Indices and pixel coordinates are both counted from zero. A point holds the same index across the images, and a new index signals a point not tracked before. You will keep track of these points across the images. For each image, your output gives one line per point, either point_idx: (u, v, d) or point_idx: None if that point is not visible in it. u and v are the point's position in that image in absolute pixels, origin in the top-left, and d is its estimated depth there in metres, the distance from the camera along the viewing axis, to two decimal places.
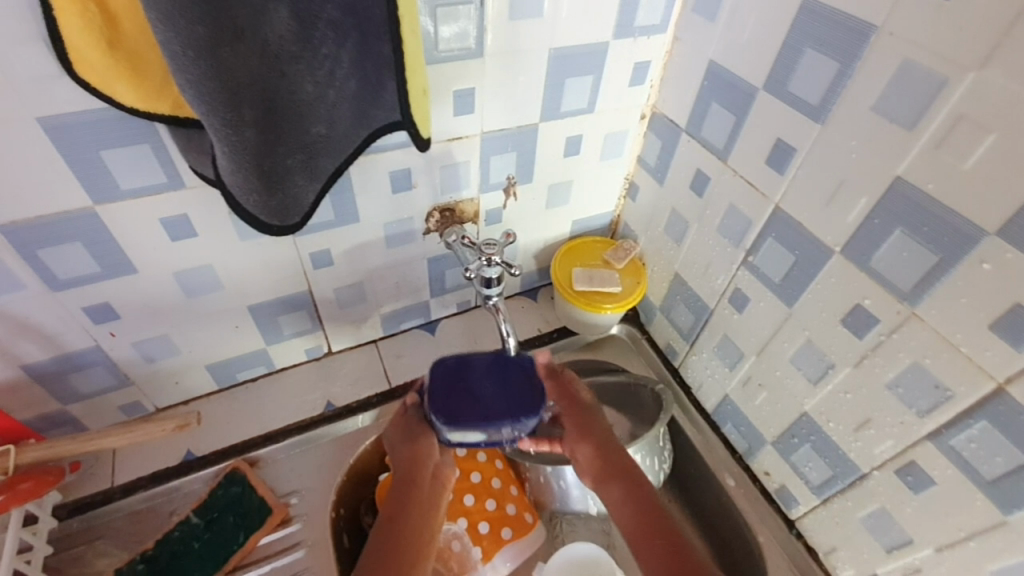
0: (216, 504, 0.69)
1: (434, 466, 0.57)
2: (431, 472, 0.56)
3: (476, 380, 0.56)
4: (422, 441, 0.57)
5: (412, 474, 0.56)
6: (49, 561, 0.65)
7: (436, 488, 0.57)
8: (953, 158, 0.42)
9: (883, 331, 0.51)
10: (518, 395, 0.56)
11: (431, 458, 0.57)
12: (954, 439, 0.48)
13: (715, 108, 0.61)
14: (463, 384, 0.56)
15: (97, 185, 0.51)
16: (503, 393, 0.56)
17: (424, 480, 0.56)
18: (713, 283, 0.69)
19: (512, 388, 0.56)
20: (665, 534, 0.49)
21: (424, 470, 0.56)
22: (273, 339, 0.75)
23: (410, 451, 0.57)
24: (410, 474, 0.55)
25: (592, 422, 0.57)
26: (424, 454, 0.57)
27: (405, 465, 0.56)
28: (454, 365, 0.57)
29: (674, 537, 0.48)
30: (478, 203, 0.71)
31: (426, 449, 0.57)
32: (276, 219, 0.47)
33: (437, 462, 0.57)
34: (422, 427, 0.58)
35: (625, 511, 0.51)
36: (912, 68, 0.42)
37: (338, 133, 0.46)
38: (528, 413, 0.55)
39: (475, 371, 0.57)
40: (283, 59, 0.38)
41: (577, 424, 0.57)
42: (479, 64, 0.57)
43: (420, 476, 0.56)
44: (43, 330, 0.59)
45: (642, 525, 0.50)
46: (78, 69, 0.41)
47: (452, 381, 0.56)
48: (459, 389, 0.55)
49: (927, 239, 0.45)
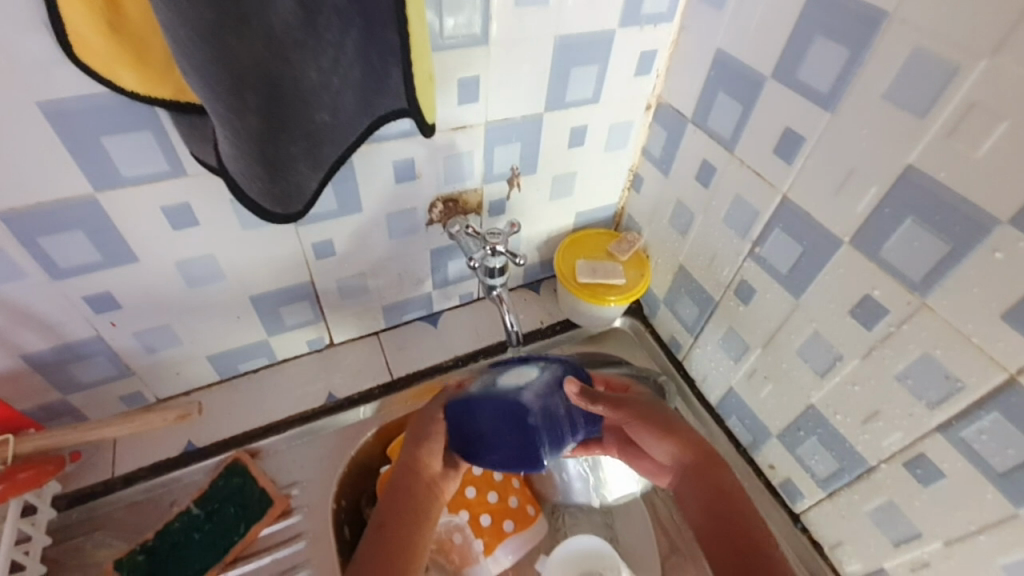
0: (217, 495, 0.69)
1: (434, 475, 0.59)
2: (427, 481, 0.58)
3: (480, 424, 0.61)
4: (426, 450, 0.59)
5: (412, 481, 0.58)
6: (49, 552, 0.64)
7: (434, 498, 0.58)
8: (966, 144, 0.41)
9: (892, 322, 0.50)
10: (519, 444, 0.61)
11: (431, 469, 0.59)
12: (965, 431, 0.48)
13: (722, 97, 0.60)
14: (468, 429, 0.61)
15: (99, 172, 0.51)
16: (504, 437, 0.61)
17: (419, 488, 0.57)
18: (718, 275, 0.69)
19: (514, 431, 0.61)
20: (739, 530, 0.48)
21: (420, 478, 0.58)
22: (275, 330, 0.74)
23: (411, 459, 0.59)
24: (410, 484, 0.57)
25: (658, 417, 0.58)
26: (425, 464, 0.59)
27: (403, 473, 0.58)
28: (459, 409, 0.61)
29: (746, 534, 0.48)
30: (481, 193, 0.71)
31: (428, 459, 0.59)
32: (278, 207, 0.47)
33: (434, 472, 0.59)
34: (426, 437, 0.60)
35: (695, 507, 0.52)
36: (924, 55, 0.42)
37: (343, 121, 0.45)
38: (530, 459, 0.62)
39: (480, 410, 0.61)
40: (286, 45, 0.37)
41: (651, 424, 0.57)
42: (484, 51, 0.56)
43: (420, 486, 0.58)
44: (43, 319, 0.58)
45: (714, 522, 0.50)
46: (79, 53, 0.40)
47: (457, 424, 0.61)
48: (465, 434, 0.61)
49: (939, 227, 0.45)
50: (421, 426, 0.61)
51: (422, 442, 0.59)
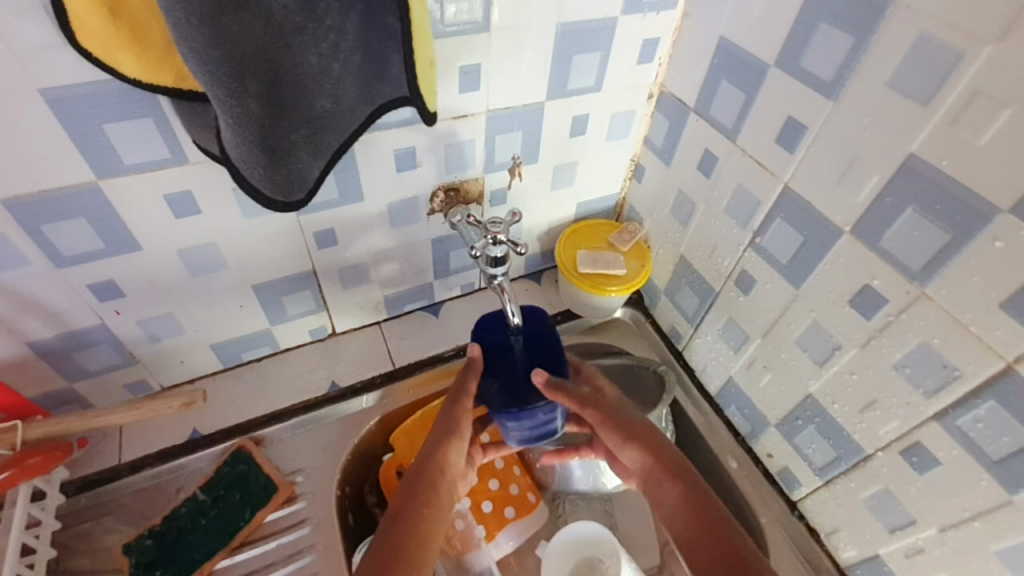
0: (222, 481, 0.69)
1: (452, 472, 0.61)
2: (445, 477, 0.59)
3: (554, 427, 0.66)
4: (450, 445, 0.61)
5: (434, 475, 0.59)
6: (60, 537, 0.66)
7: (450, 493, 0.60)
8: (968, 133, 0.41)
9: (891, 311, 0.51)
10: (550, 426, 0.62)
11: (452, 466, 0.60)
12: (960, 419, 0.48)
13: (724, 85, 0.60)
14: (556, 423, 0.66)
15: (101, 160, 0.51)
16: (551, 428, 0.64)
17: (440, 482, 0.58)
18: (719, 265, 0.69)
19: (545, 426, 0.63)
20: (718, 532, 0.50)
21: (441, 474, 0.59)
22: (278, 319, 0.75)
23: (436, 455, 0.59)
24: (432, 477, 0.58)
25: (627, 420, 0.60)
26: (447, 459, 0.60)
27: (428, 465, 0.59)
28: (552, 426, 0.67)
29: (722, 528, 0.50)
30: (482, 182, 0.71)
31: (449, 455, 0.60)
32: (281, 195, 0.47)
33: (453, 470, 0.60)
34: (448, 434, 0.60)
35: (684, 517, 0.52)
36: (928, 42, 0.42)
37: (343, 107, 0.45)
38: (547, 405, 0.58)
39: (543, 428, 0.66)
40: (287, 30, 0.37)
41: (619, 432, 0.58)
42: (485, 38, 0.56)
43: (440, 479, 0.59)
44: (48, 307, 0.59)
45: (700, 531, 0.51)
46: (81, 39, 0.40)
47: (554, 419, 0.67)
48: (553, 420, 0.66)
49: (940, 216, 0.45)
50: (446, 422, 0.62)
51: (448, 438, 0.61)
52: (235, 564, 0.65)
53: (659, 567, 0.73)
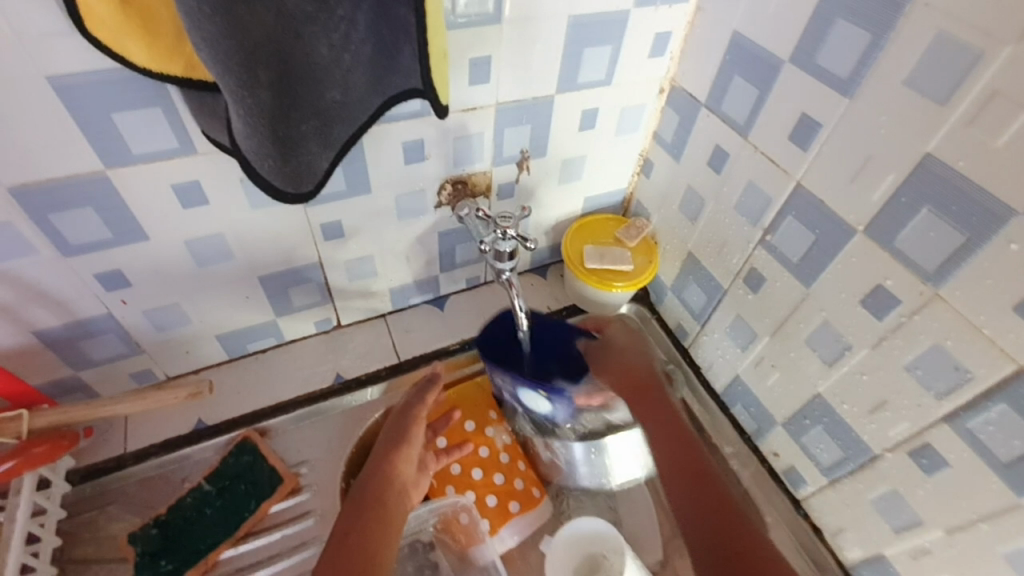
0: (228, 472, 0.69)
1: (402, 481, 0.60)
2: (398, 487, 0.59)
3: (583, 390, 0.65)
4: (397, 456, 0.61)
5: (381, 486, 0.58)
6: (63, 525, 0.66)
7: (404, 501, 0.59)
8: (985, 133, 0.41)
9: (904, 312, 0.50)
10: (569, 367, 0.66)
11: (402, 474, 0.60)
12: (971, 421, 0.48)
13: (737, 81, 0.59)
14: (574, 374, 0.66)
15: (107, 149, 0.51)
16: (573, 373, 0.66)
17: (389, 494, 0.57)
18: (729, 263, 0.68)
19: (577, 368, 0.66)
20: (691, 455, 0.54)
21: (393, 487, 0.58)
22: (283, 310, 0.75)
23: (379, 470, 0.59)
24: (379, 491, 0.57)
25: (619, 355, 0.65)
26: (396, 470, 0.60)
27: (375, 478, 0.58)
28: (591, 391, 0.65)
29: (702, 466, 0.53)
30: (490, 176, 0.70)
31: (397, 466, 0.60)
32: (291, 187, 0.46)
33: (405, 478, 0.60)
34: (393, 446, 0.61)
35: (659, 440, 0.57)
36: (947, 41, 0.41)
37: (353, 99, 0.44)
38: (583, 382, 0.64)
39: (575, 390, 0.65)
40: (298, 20, 0.37)
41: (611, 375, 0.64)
42: (497, 30, 0.56)
43: (388, 490, 0.58)
44: (53, 296, 0.59)
45: (683, 458, 0.54)
46: (91, 28, 0.40)
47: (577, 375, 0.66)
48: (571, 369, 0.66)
49: (956, 216, 0.44)
50: (393, 434, 0.63)
51: (393, 449, 0.61)
52: (239, 554, 0.65)
53: (662, 562, 0.72)
